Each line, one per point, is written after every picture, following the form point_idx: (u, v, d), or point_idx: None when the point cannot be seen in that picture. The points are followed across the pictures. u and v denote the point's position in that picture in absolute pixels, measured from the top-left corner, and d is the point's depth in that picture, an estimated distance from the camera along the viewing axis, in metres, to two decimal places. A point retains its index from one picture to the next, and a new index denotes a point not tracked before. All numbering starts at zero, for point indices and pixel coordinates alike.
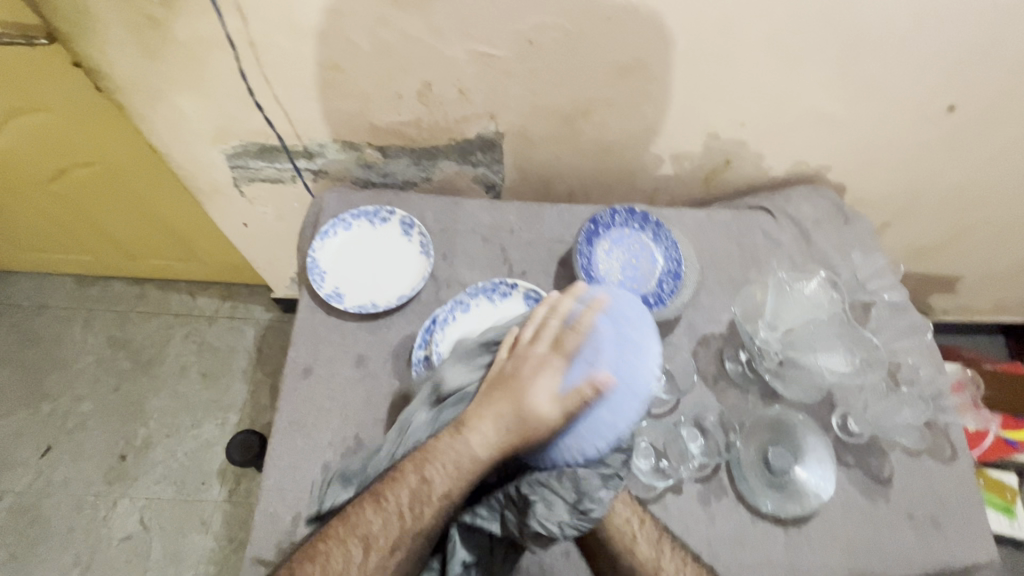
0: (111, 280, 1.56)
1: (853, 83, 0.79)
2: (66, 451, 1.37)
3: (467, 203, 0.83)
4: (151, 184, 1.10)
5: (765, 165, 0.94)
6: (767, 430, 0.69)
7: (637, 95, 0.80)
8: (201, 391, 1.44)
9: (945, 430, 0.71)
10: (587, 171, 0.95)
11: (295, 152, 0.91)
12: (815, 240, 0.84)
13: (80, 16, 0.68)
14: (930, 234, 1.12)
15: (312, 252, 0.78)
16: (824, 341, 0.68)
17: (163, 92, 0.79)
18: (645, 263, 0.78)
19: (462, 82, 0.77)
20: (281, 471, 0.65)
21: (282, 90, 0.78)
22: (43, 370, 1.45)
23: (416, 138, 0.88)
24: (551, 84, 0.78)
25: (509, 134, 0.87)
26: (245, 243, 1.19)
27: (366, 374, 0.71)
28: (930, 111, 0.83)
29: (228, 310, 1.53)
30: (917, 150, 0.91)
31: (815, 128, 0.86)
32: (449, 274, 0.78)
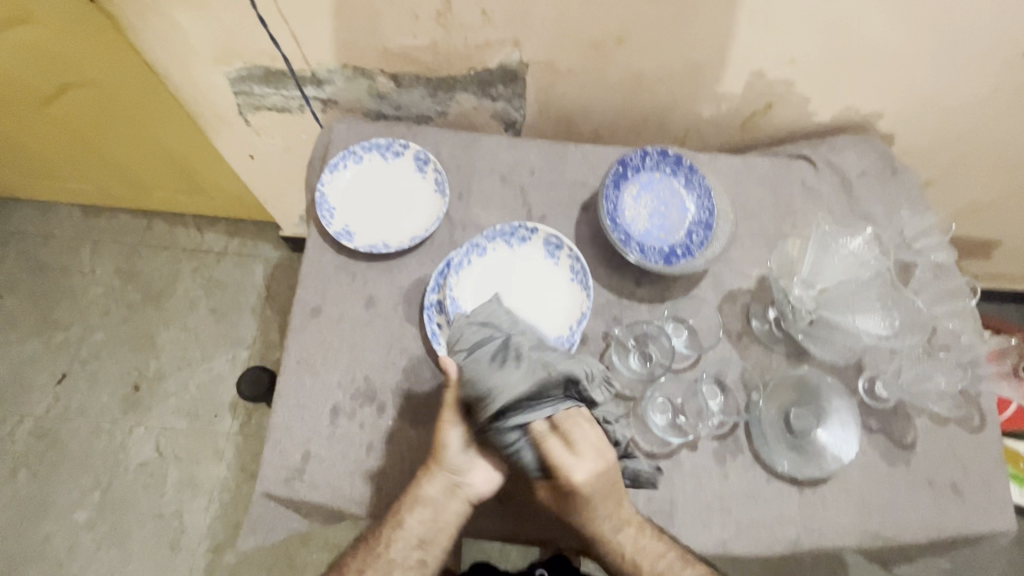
0: (118, 211, 1.53)
1: (922, 17, 0.70)
2: (81, 379, 1.39)
3: (486, 139, 0.78)
4: (152, 110, 1.05)
5: (809, 109, 0.86)
6: (791, 391, 0.67)
7: (678, 23, 0.72)
8: (211, 326, 1.44)
9: (977, 398, 0.68)
10: (616, 109, 0.88)
11: (302, 78, 0.84)
12: (857, 193, 0.78)
13: None
14: (976, 192, 1.05)
15: (321, 186, 0.73)
16: (862, 303, 0.63)
17: (157, 2, 0.72)
18: (675, 212, 0.73)
19: (485, 1, 0.70)
20: (289, 409, 0.64)
21: (287, 5, 0.71)
22: (54, 299, 1.45)
23: (432, 66, 0.81)
24: (584, 7, 0.70)
25: (534, 65, 0.80)
26: (251, 176, 1.14)
27: (377, 316, 0.68)
28: (1004, 53, 0.75)
29: (236, 246, 1.51)
30: (980, 98, 0.83)
31: (873, 66, 0.78)
32: (465, 215, 0.74)
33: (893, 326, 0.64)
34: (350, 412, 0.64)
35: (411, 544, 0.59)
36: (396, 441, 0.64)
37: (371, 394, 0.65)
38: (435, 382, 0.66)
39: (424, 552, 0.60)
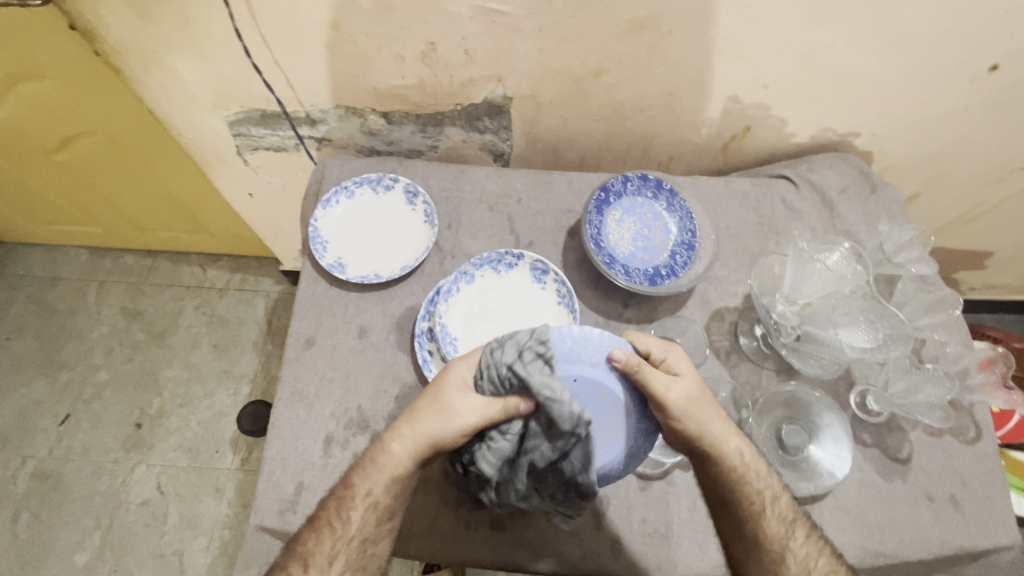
0: (123, 252, 1.56)
1: (885, 41, 0.73)
2: (84, 419, 1.40)
3: (473, 170, 0.80)
4: (155, 154, 1.09)
5: (787, 131, 0.89)
6: (781, 407, 0.68)
7: (652, 55, 0.75)
8: (213, 362, 1.46)
9: (969, 409, 0.68)
10: (599, 137, 0.91)
11: (296, 119, 0.88)
12: (838, 210, 0.80)
13: None
14: (961, 205, 1.07)
15: (314, 221, 0.76)
16: (845, 316, 0.63)
17: (159, 55, 0.77)
18: (658, 234, 0.75)
19: (467, 42, 0.73)
20: (283, 440, 0.65)
21: (281, 53, 0.75)
22: (59, 340, 1.48)
23: (420, 103, 0.84)
24: (561, 43, 0.73)
25: (518, 99, 0.83)
26: (251, 213, 1.17)
27: (369, 346, 0.70)
28: (970, 71, 0.78)
29: (238, 282, 1.54)
30: (953, 114, 0.85)
31: (844, 88, 0.81)
32: (454, 244, 0.76)
33: (878, 340, 0.63)
34: (343, 441, 0.65)
35: (381, 518, 0.57)
36: None
37: (365, 423, 0.66)
38: None
39: (395, 521, 0.59)
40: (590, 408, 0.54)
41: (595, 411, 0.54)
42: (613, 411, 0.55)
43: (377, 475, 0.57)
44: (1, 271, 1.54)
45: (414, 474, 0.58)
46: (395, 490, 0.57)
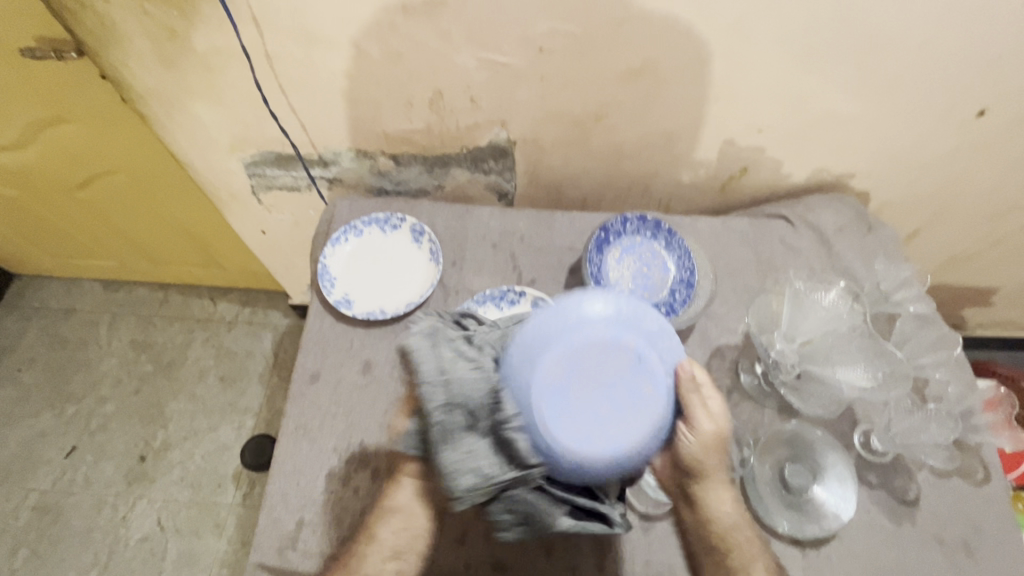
0: (136, 285, 1.60)
1: (873, 87, 0.76)
2: (89, 451, 1.40)
3: (477, 210, 0.83)
4: (172, 192, 1.13)
5: (783, 172, 0.91)
6: (783, 445, 0.67)
7: (648, 101, 0.79)
8: (219, 394, 1.47)
9: (976, 450, 0.67)
10: (601, 178, 0.94)
11: (309, 161, 0.92)
12: (836, 249, 0.81)
13: (104, 30, 0.70)
14: (960, 243, 1.08)
15: (323, 258, 0.78)
16: (842, 355, 0.64)
17: (182, 101, 0.81)
18: (657, 272, 0.76)
19: (472, 90, 0.77)
20: (286, 476, 0.65)
21: (296, 100, 0.80)
22: (69, 372, 1.50)
23: (428, 146, 0.88)
24: (562, 90, 0.77)
25: (521, 142, 0.87)
26: (262, 249, 1.21)
27: (373, 381, 0.71)
28: (958, 115, 0.80)
29: (247, 315, 1.57)
30: (945, 156, 0.88)
31: (836, 131, 0.84)
32: (458, 281, 0.78)
33: (878, 378, 0.63)
34: (345, 477, 0.65)
35: (387, 560, 0.58)
36: None
37: (366, 458, 0.66)
38: None
39: (405, 566, 0.58)
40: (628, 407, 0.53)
41: (630, 404, 0.52)
42: (649, 412, 0.53)
43: (385, 516, 0.59)
44: (18, 303, 1.58)
45: (424, 517, 0.59)
46: (405, 531, 0.58)
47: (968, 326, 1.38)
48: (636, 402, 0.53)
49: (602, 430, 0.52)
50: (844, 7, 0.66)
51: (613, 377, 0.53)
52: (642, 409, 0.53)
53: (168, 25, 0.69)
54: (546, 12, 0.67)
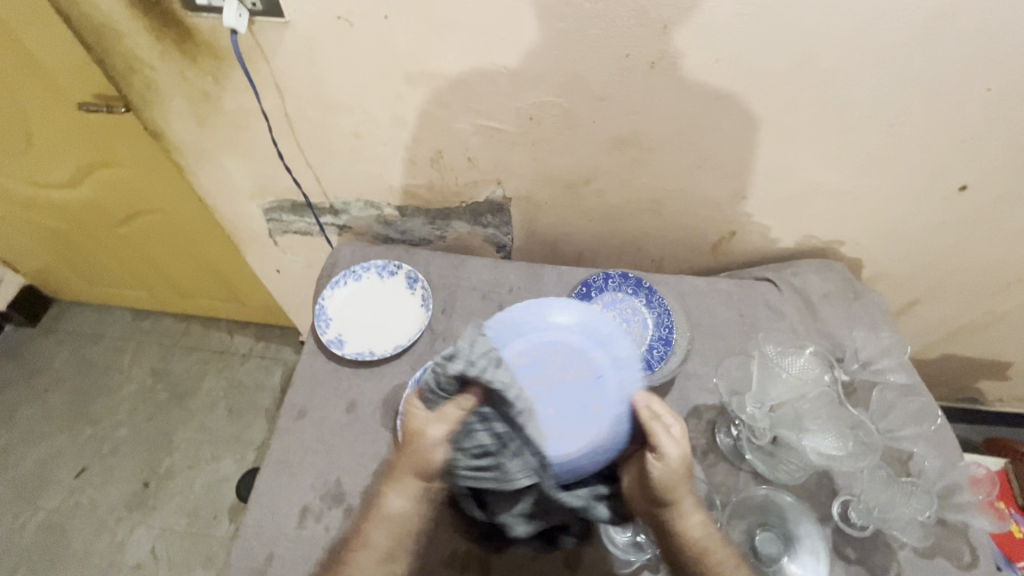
0: (162, 315, 1.69)
1: (852, 161, 0.80)
2: (97, 473, 1.45)
3: (471, 261, 0.87)
4: (200, 232, 1.22)
5: (771, 236, 0.94)
6: (754, 512, 0.66)
7: (634, 166, 0.84)
8: (226, 425, 1.51)
9: (961, 531, 0.64)
10: (593, 235, 0.98)
11: (322, 209, 0.99)
12: (821, 314, 0.81)
13: (148, 91, 0.80)
14: (964, 314, 1.06)
15: (322, 300, 0.84)
16: (812, 420, 0.64)
17: (212, 153, 0.90)
18: (636, 328, 0.79)
19: (470, 151, 0.84)
20: (263, 508, 0.68)
21: (311, 155, 0.88)
22: (90, 395, 1.57)
23: (429, 200, 0.95)
24: (553, 154, 0.83)
25: (516, 199, 0.92)
26: (276, 287, 1.28)
27: (355, 420, 0.74)
28: (941, 190, 0.82)
29: (261, 349, 1.63)
30: (934, 228, 0.89)
31: (819, 201, 0.86)
32: (446, 327, 0.82)
33: (847, 446, 0.62)
34: (318, 513, 0.67)
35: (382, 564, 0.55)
36: None
37: (340, 496, 0.68)
38: None
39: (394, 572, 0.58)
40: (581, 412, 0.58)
41: (576, 412, 0.58)
42: (594, 426, 0.57)
43: (377, 529, 0.56)
44: (53, 326, 1.69)
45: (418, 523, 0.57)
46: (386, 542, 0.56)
47: (986, 401, 1.32)
48: (585, 414, 0.57)
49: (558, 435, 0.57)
50: (813, 88, 0.70)
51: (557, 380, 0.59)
52: (592, 425, 0.57)
53: (203, 89, 0.78)
54: (535, 87, 0.73)
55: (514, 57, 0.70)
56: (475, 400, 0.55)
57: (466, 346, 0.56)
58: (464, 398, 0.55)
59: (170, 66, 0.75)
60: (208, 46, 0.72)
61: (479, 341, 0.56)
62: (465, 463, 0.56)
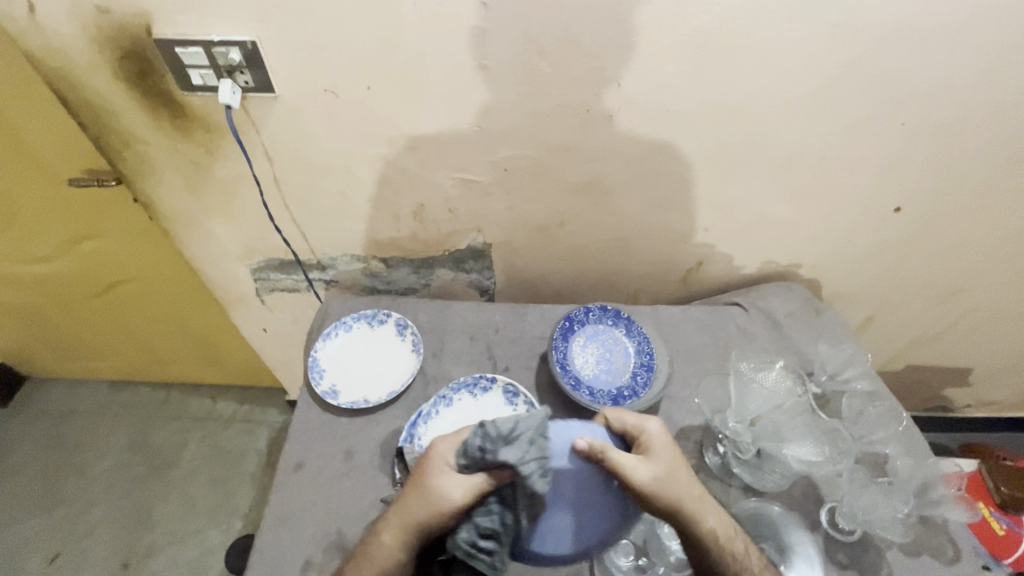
0: (140, 385, 1.66)
1: (797, 192, 0.88)
2: (70, 559, 1.37)
3: (457, 305, 0.91)
4: (184, 296, 1.23)
5: (735, 263, 1.01)
6: (748, 526, 0.68)
7: (604, 206, 0.90)
8: (210, 495, 1.46)
9: (941, 525, 0.68)
10: (572, 274, 1.04)
11: (309, 265, 1.03)
12: (788, 331, 0.87)
13: (141, 165, 0.84)
14: (919, 325, 1.14)
15: (314, 352, 0.86)
16: (790, 431, 0.69)
17: (201, 219, 0.94)
18: (619, 357, 0.83)
19: (450, 203, 0.90)
20: (263, 566, 0.67)
21: (299, 215, 0.92)
22: (63, 474, 1.51)
23: (414, 250, 0.99)
24: (527, 200, 0.89)
25: (496, 244, 0.98)
26: (261, 346, 1.28)
27: (353, 468, 0.74)
28: (879, 212, 0.91)
29: (244, 412, 1.60)
30: (879, 247, 0.97)
31: (774, 229, 0.94)
32: (437, 370, 0.84)
33: (825, 451, 0.68)
34: (320, 566, 0.67)
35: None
36: None
37: (342, 546, 0.68)
38: None
39: None
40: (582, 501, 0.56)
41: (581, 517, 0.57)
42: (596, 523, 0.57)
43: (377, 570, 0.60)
44: (25, 405, 1.63)
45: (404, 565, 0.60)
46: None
47: (953, 407, 1.39)
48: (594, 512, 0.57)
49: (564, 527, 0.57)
50: (754, 130, 0.79)
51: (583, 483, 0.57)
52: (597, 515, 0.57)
53: (195, 160, 0.83)
54: (507, 141, 0.80)
55: (487, 116, 0.77)
56: (501, 480, 0.56)
57: (524, 434, 0.55)
58: (496, 475, 0.56)
59: (164, 140, 0.80)
60: (201, 121, 0.77)
61: (540, 441, 0.55)
62: (461, 531, 0.58)
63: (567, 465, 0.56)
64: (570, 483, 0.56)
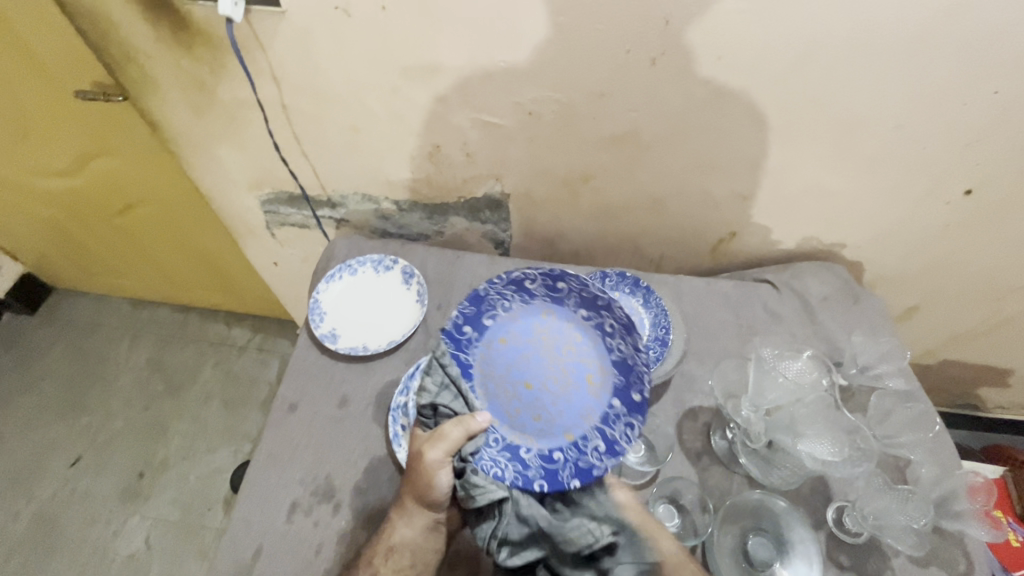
0: (159, 306, 1.69)
1: (853, 165, 0.79)
2: (92, 463, 1.45)
3: (467, 257, 0.86)
4: (196, 222, 1.22)
5: (772, 237, 0.92)
6: (748, 516, 0.65)
7: (633, 163, 0.82)
8: (222, 417, 1.51)
9: (959, 539, 0.64)
10: (592, 234, 0.97)
11: (319, 202, 0.99)
12: (820, 317, 0.80)
13: (144, 81, 0.79)
14: (965, 319, 1.05)
15: (316, 294, 0.83)
16: (807, 425, 0.64)
17: (208, 144, 0.90)
18: (633, 328, 0.78)
19: (468, 146, 0.83)
20: (252, 501, 0.68)
21: (308, 147, 0.87)
22: (86, 384, 1.57)
23: (427, 194, 0.94)
24: (551, 150, 0.82)
25: (514, 195, 0.91)
26: (273, 280, 1.27)
27: (346, 415, 0.73)
28: (945, 194, 0.81)
29: (258, 342, 1.63)
30: (936, 233, 0.88)
31: (820, 204, 0.85)
32: (441, 323, 0.81)
33: (843, 452, 0.62)
34: (307, 508, 0.67)
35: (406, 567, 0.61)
36: (346, 542, 0.65)
37: (330, 492, 0.68)
38: (393, 484, 0.68)
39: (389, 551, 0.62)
40: (538, 350, 0.71)
41: (560, 369, 0.70)
42: (577, 372, 0.70)
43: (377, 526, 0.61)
44: (52, 316, 1.69)
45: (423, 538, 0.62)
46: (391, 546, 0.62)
47: (985, 408, 1.31)
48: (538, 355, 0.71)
49: (562, 388, 0.69)
50: (815, 88, 0.69)
51: (517, 343, 0.71)
52: (569, 368, 0.70)
53: (199, 79, 0.77)
54: (532, 81, 0.72)
55: (512, 50, 0.69)
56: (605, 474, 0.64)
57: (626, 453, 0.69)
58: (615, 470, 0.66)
59: (166, 55, 0.74)
60: (204, 36, 0.71)
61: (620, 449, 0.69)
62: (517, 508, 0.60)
63: (506, 341, 0.71)
64: (510, 367, 0.70)
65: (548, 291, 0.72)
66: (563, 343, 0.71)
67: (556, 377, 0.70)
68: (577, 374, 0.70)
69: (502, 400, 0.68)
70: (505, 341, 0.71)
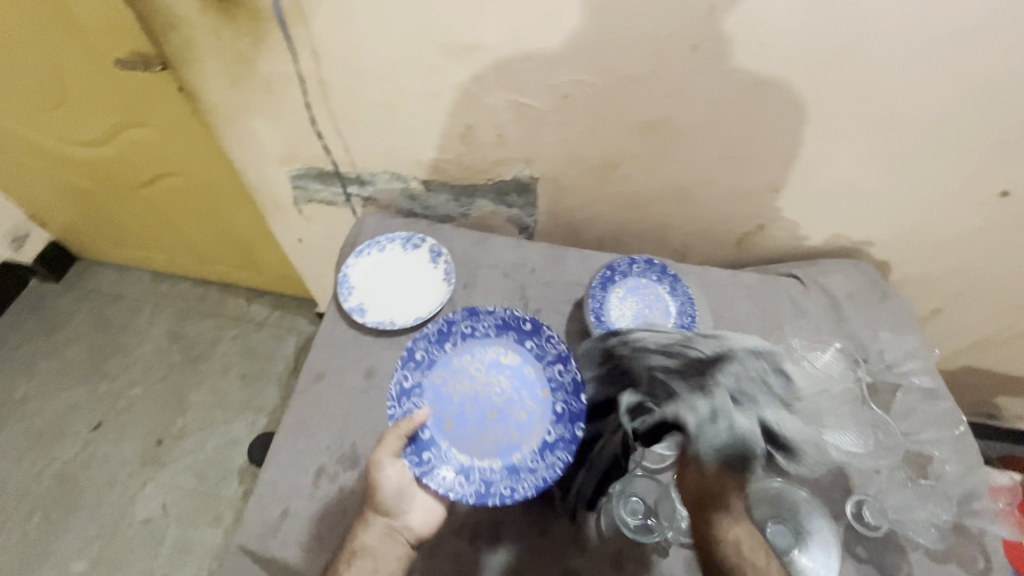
0: (180, 279, 1.72)
1: (889, 161, 0.78)
2: (112, 428, 1.49)
3: (494, 239, 0.87)
4: (223, 195, 1.23)
5: (799, 233, 0.92)
6: (767, 503, 0.65)
7: (666, 150, 0.82)
8: (239, 390, 1.54)
9: (979, 536, 0.64)
10: (617, 222, 0.97)
11: (348, 179, 1.00)
12: (845, 312, 0.80)
13: (186, 50, 0.80)
14: (989, 325, 1.04)
15: (345, 268, 0.84)
16: (835, 418, 0.63)
17: (243, 117, 0.91)
18: (658, 315, 0.78)
19: (501, 128, 0.84)
20: (279, 465, 0.69)
21: (342, 123, 0.88)
22: (108, 352, 1.60)
23: (456, 175, 0.94)
24: (584, 135, 0.82)
25: (543, 179, 0.92)
26: (296, 256, 1.29)
27: (372, 387, 0.74)
28: (980, 196, 0.80)
29: (276, 318, 1.65)
30: (968, 235, 0.87)
31: (852, 200, 0.85)
32: (467, 302, 0.82)
33: (865, 445, 0.64)
34: (332, 474, 0.68)
35: None
36: None
37: (355, 460, 0.69)
38: None
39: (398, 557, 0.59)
40: (466, 396, 0.70)
41: (484, 384, 0.70)
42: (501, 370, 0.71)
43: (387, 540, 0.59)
44: (77, 284, 1.72)
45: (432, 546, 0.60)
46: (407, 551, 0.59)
47: (1001, 417, 1.31)
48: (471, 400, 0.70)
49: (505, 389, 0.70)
50: (857, 81, 0.68)
51: (452, 412, 0.69)
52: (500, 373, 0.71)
53: (240, 50, 0.78)
54: (571, 64, 0.72)
55: (554, 32, 0.69)
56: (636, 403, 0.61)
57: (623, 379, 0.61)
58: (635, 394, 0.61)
59: (209, 25, 0.75)
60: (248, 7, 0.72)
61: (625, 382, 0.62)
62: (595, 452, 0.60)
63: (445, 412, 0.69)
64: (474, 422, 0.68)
65: (446, 342, 0.72)
66: (463, 366, 0.71)
67: (496, 388, 0.70)
68: (501, 372, 0.71)
69: (496, 445, 0.67)
70: (444, 422, 0.68)
